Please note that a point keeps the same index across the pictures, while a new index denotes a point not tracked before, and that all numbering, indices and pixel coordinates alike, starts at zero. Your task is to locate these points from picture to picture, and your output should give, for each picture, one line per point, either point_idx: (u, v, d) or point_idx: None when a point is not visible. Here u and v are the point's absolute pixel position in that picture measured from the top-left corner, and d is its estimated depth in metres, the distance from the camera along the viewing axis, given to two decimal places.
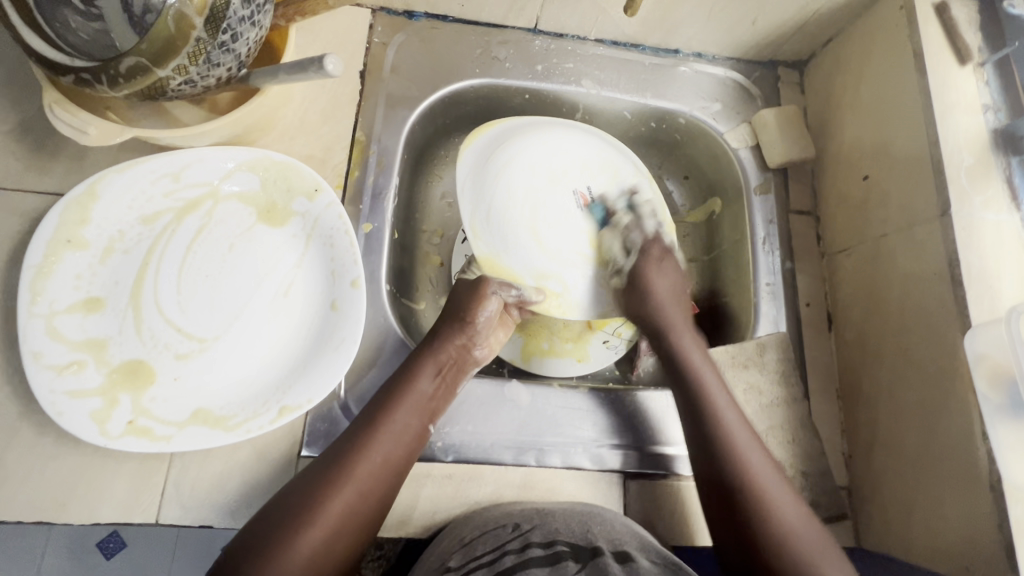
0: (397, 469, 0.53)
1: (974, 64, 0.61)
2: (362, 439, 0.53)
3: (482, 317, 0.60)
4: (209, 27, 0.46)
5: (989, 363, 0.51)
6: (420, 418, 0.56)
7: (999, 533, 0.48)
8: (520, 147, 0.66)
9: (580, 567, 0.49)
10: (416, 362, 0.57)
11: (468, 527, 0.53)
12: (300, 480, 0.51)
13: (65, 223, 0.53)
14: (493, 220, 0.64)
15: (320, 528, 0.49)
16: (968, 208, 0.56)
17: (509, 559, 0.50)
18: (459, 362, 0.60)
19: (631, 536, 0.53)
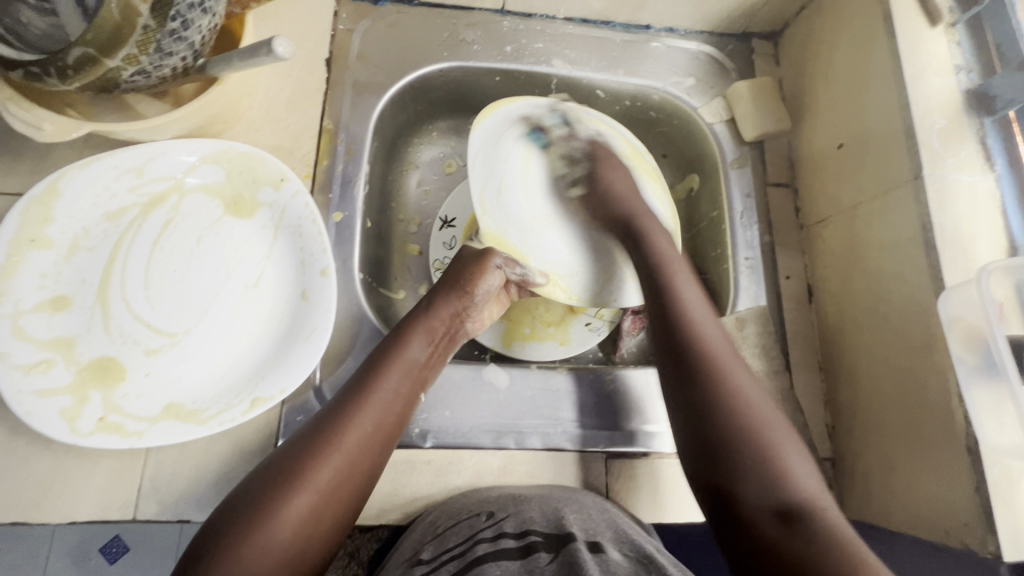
0: (387, 437, 0.52)
1: (945, 25, 0.61)
2: (355, 408, 0.51)
3: (485, 286, 0.59)
4: (156, 14, 0.45)
5: (962, 324, 0.50)
6: (410, 387, 0.54)
7: (976, 495, 0.48)
8: (539, 129, 0.68)
9: (551, 557, 0.48)
10: (410, 330, 0.56)
11: (444, 517, 0.53)
12: (286, 453, 0.48)
13: (27, 222, 0.52)
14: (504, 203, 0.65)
15: (308, 497, 0.46)
16: (941, 170, 0.56)
17: (481, 548, 0.50)
18: (451, 331, 0.59)
19: (605, 526, 0.52)
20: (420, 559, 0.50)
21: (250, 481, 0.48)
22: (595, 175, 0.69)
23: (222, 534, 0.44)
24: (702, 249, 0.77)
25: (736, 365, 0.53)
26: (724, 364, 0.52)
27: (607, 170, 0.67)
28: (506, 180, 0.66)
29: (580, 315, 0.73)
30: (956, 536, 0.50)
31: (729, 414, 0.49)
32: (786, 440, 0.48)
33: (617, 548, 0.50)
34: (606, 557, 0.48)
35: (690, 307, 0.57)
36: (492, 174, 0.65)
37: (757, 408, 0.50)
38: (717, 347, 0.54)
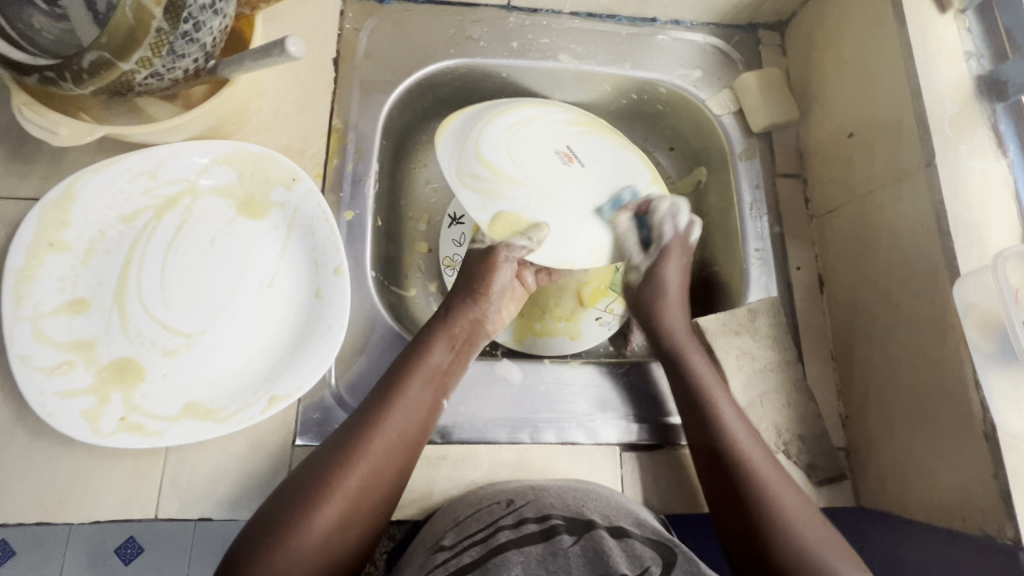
0: (413, 443, 0.52)
1: (955, 11, 0.60)
2: (375, 413, 0.52)
3: (489, 282, 0.61)
4: (169, 16, 0.45)
5: (979, 312, 0.50)
6: (433, 392, 0.55)
7: (995, 481, 0.48)
8: (496, 126, 0.63)
9: (575, 539, 0.49)
10: (430, 336, 0.58)
11: (463, 507, 0.54)
12: (313, 460, 0.50)
13: (45, 226, 0.53)
14: (500, 186, 0.61)
15: (337, 502, 0.48)
16: (953, 157, 0.55)
17: (504, 534, 0.50)
18: (471, 335, 0.60)
19: (625, 513, 0.53)
20: (443, 545, 0.50)
21: (285, 485, 0.49)
22: (567, 145, 0.64)
23: (255, 537, 0.46)
24: (712, 240, 0.77)
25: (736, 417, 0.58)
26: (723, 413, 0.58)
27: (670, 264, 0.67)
28: (494, 164, 0.61)
29: (590, 308, 0.74)
30: (974, 523, 0.50)
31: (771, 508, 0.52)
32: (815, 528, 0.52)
33: (639, 534, 0.50)
34: (631, 541, 0.49)
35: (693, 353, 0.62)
36: (480, 166, 0.61)
37: (751, 449, 0.56)
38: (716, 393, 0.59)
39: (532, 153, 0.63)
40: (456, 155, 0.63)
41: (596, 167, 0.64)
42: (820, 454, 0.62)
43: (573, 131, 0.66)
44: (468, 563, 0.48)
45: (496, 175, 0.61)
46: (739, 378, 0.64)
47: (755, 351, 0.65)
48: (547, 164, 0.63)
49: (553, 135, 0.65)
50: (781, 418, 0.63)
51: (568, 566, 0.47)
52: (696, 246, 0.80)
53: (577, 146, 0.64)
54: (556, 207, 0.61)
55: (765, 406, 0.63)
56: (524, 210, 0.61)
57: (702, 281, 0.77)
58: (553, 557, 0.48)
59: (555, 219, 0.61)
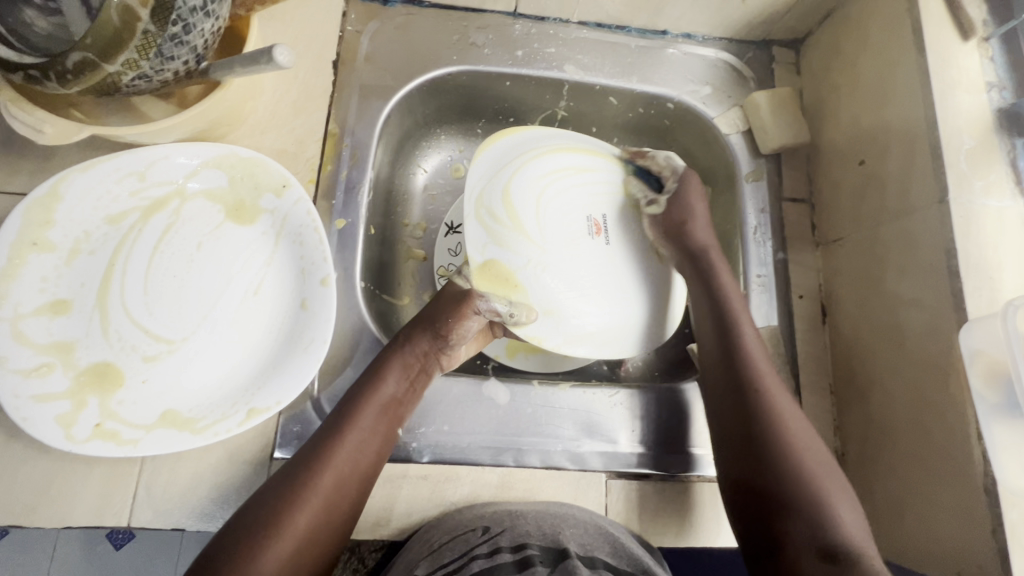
0: (365, 474, 0.51)
1: (978, 39, 0.58)
2: (327, 447, 0.51)
3: (461, 327, 0.58)
4: (157, 18, 0.44)
5: (985, 359, 0.48)
6: (385, 425, 0.54)
7: (993, 538, 0.46)
8: (538, 165, 0.63)
9: (548, 570, 0.49)
10: (384, 366, 0.56)
11: (438, 532, 0.53)
12: (265, 494, 0.48)
13: (29, 225, 0.52)
14: (509, 233, 0.60)
15: (285, 544, 0.46)
16: (967, 193, 0.53)
17: (476, 564, 0.50)
18: (429, 368, 0.58)
19: (603, 541, 0.53)
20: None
21: (231, 522, 0.47)
22: (604, 215, 0.64)
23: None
24: None
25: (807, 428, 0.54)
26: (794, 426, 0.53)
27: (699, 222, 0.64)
28: (515, 212, 0.60)
29: None
30: None
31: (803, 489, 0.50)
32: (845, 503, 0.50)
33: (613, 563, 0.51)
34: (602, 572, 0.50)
35: (762, 367, 0.57)
36: (499, 203, 0.60)
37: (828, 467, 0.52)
38: (779, 396, 0.55)
39: (560, 211, 0.62)
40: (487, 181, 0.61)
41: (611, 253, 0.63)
42: None
43: (614, 203, 0.65)
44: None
45: (511, 221, 0.60)
46: None
47: None
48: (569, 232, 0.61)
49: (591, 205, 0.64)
50: None
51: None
52: None
53: (611, 222, 0.64)
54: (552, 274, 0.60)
55: None
56: (520, 266, 0.59)
57: None
58: None
59: (543, 291, 0.59)
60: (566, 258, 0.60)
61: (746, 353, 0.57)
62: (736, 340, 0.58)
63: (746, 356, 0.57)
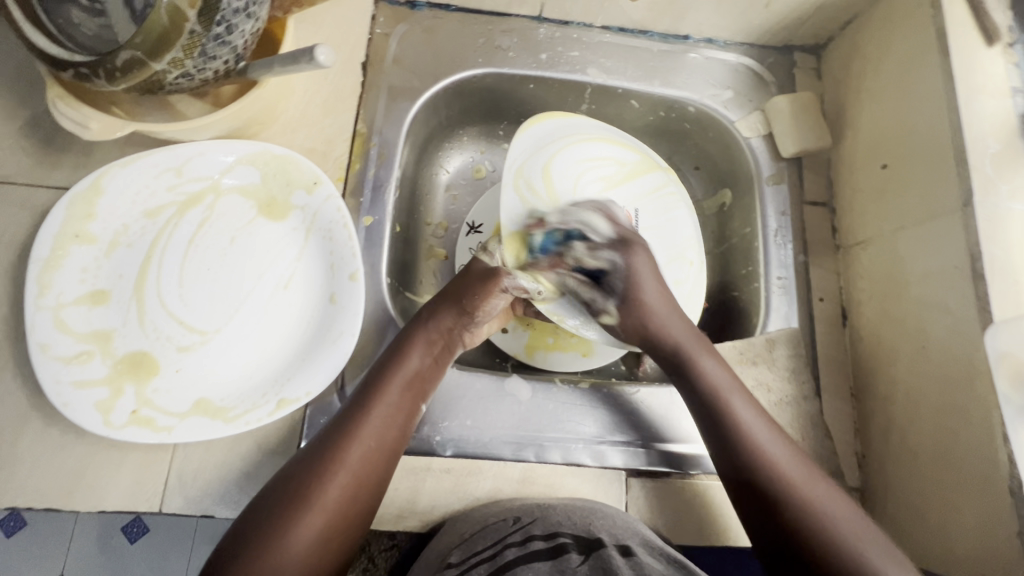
0: (392, 448, 0.52)
1: (1003, 45, 0.58)
2: (354, 421, 0.51)
3: (486, 305, 0.59)
4: (203, 18, 0.46)
5: (1011, 361, 0.48)
6: (411, 399, 0.55)
7: (1018, 539, 0.46)
8: (581, 149, 0.67)
9: (582, 559, 0.49)
10: (408, 344, 0.56)
11: (468, 523, 0.54)
12: (294, 465, 0.50)
13: (72, 217, 0.54)
14: (550, 211, 0.64)
15: (316, 514, 0.47)
16: (992, 197, 0.53)
17: (511, 552, 0.50)
18: (451, 344, 0.59)
19: (632, 533, 0.53)
20: (450, 562, 0.51)
21: (264, 494, 0.49)
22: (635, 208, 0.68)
23: (240, 546, 0.46)
24: (733, 265, 0.76)
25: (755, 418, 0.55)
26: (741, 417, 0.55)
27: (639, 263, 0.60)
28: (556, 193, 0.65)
29: None
30: None
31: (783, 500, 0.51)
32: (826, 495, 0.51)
33: (645, 552, 0.50)
34: (638, 558, 0.49)
35: (704, 366, 0.58)
36: (538, 176, 0.65)
37: (783, 455, 0.53)
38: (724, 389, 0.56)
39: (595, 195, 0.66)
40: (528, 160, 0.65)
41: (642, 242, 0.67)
42: None
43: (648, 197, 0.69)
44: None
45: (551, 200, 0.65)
46: None
47: (771, 383, 0.64)
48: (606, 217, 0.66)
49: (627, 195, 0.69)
50: None
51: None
52: (718, 269, 0.78)
53: (642, 215, 0.68)
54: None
55: None
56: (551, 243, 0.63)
57: (720, 305, 0.76)
58: None
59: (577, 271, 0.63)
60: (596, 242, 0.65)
61: (675, 357, 0.59)
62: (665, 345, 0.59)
63: (682, 359, 0.59)
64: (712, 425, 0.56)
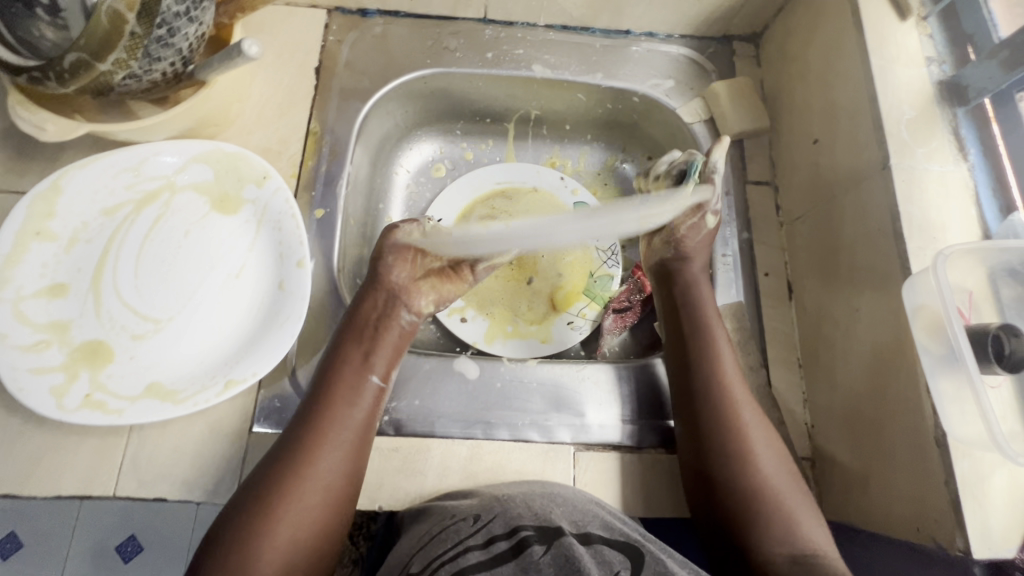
0: (360, 426, 0.54)
1: (915, 18, 0.60)
2: (316, 408, 0.53)
3: (398, 268, 0.60)
4: (142, 20, 0.49)
5: (926, 313, 0.48)
6: (367, 376, 0.56)
7: (946, 489, 0.47)
8: None
9: (545, 548, 0.47)
10: (345, 335, 0.57)
11: (424, 528, 0.52)
12: (261, 467, 0.51)
13: (33, 216, 0.57)
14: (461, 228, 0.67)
15: (297, 504, 0.48)
16: (909, 159, 0.55)
17: (473, 553, 0.48)
18: (384, 324, 0.59)
19: (593, 517, 0.52)
20: (410, 572, 0.48)
21: (231, 503, 0.49)
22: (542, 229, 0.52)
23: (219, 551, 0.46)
24: None
25: (780, 466, 0.54)
26: (755, 444, 0.54)
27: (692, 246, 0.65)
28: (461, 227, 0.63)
29: (563, 313, 0.76)
30: (927, 534, 0.48)
31: (749, 483, 0.53)
32: (805, 510, 0.52)
33: (605, 536, 0.50)
34: (599, 547, 0.48)
35: (758, 440, 0.55)
36: None
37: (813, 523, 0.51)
38: (743, 405, 0.56)
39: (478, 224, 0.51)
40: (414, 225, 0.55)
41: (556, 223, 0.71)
42: None
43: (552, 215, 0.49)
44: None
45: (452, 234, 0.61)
46: None
47: None
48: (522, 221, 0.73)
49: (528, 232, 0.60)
50: None
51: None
52: None
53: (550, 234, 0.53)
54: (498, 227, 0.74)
55: None
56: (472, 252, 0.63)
57: None
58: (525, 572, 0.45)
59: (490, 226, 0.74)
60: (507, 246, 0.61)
61: (715, 369, 0.58)
62: (703, 338, 0.60)
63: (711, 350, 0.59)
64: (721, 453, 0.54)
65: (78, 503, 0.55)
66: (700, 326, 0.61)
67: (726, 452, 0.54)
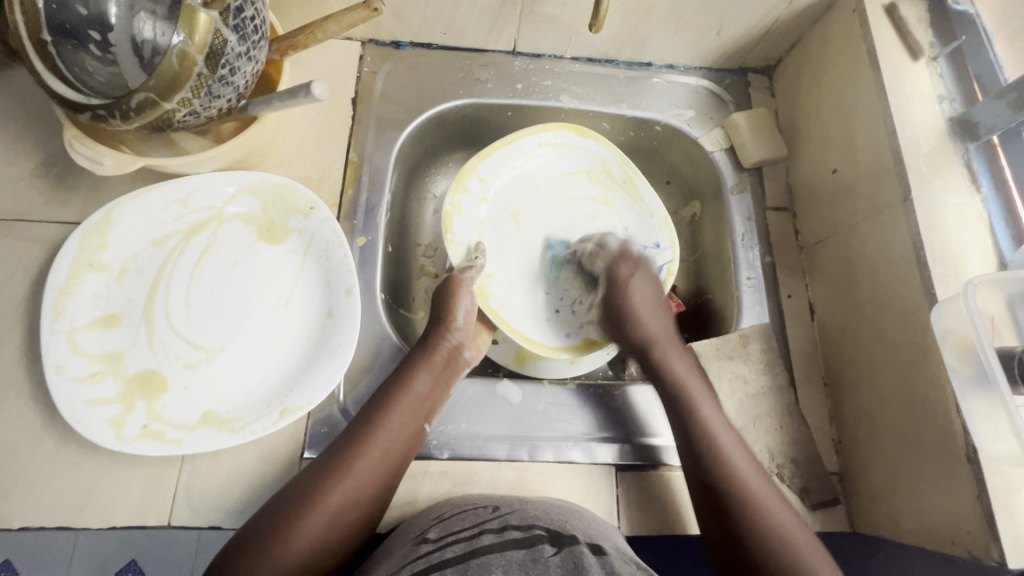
0: (396, 464, 0.55)
1: (926, 59, 0.65)
2: (359, 438, 0.54)
3: (461, 310, 0.64)
4: (209, 63, 0.51)
5: (955, 337, 0.52)
6: (417, 419, 0.58)
7: (978, 503, 0.50)
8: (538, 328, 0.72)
9: (556, 549, 0.47)
10: (413, 366, 0.60)
11: (447, 508, 0.54)
12: (298, 481, 0.52)
13: (85, 248, 0.58)
14: (475, 232, 0.72)
15: (317, 524, 0.50)
16: (928, 191, 0.59)
17: (486, 537, 0.49)
18: (450, 364, 0.63)
19: (606, 537, 0.51)
20: (427, 537, 0.50)
21: (254, 519, 0.50)
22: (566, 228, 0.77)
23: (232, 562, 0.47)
24: (707, 271, 0.81)
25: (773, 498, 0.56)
26: (744, 475, 0.57)
27: (633, 281, 0.70)
28: (493, 265, 0.72)
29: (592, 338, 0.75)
30: (961, 545, 0.51)
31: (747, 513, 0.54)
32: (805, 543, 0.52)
33: (617, 554, 0.48)
34: (609, 558, 0.46)
35: (748, 474, 0.57)
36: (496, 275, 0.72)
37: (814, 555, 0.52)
38: (726, 436, 0.59)
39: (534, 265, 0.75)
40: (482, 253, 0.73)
41: (556, 190, 0.77)
42: (813, 478, 0.64)
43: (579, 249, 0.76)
44: (450, 558, 0.46)
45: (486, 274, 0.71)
46: (732, 401, 0.67)
47: (746, 375, 0.68)
48: (527, 180, 0.77)
49: (582, 330, 0.72)
50: (774, 442, 0.65)
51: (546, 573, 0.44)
52: (693, 277, 0.84)
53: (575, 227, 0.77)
54: (494, 180, 0.75)
55: (757, 431, 0.65)
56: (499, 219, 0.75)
57: (696, 309, 0.81)
58: (534, 564, 0.45)
59: (492, 179, 0.75)
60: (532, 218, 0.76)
61: (692, 403, 0.62)
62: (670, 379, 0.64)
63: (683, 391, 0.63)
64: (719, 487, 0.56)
65: (74, 537, 0.55)
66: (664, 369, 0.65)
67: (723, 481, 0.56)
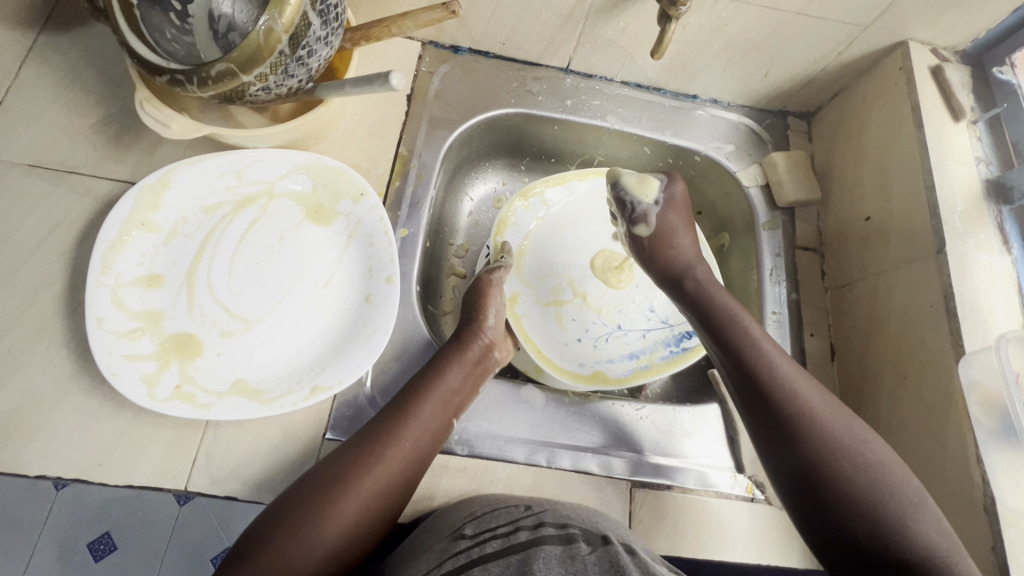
0: (425, 453, 0.55)
1: (967, 121, 0.68)
2: (390, 426, 0.55)
3: (491, 311, 0.66)
4: (291, 44, 0.53)
5: (981, 389, 0.54)
6: (447, 413, 0.58)
7: (993, 554, 0.51)
8: (557, 350, 0.73)
9: (591, 549, 0.47)
10: (445, 361, 0.60)
11: (481, 505, 0.54)
12: (329, 461, 0.53)
13: (139, 206, 0.59)
14: (520, 243, 0.77)
15: (350, 504, 0.50)
16: (962, 247, 0.61)
17: (523, 534, 0.49)
18: (482, 362, 0.63)
19: (636, 540, 0.52)
20: (463, 533, 0.50)
21: (291, 491, 0.51)
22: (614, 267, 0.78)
23: (268, 533, 0.48)
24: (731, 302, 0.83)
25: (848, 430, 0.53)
26: (813, 409, 0.54)
27: (677, 229, 0.67)
28: (529, 275, 0.76)
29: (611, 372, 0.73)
30: None
31: (817, 442, 0.52)
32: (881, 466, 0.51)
33: (648, 557, 0.49)
34: (642, 559, 0.47)
35: (817, 409, 0.54)
36: (528, 287, 0.75)
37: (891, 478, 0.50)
38: (798, 383, 0.56)
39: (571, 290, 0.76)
40: (525, 263, 0.76)
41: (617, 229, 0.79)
42: None
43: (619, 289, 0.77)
44: (491, 553, 0.47)
45: (519, 279, 0.75)
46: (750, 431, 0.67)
47: None
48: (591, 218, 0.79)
49: (597, 363, 0.73)
50: None
51: (584, 572, 0.45)
52: None
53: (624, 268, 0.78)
54: (555, 204, 0.79)
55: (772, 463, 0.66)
56: (543, 239, 0.78)
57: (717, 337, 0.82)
58: (571, 562, 0.46)
59: (556, 202, 0.79)
60: (581, 245, 0.78)
61: (732, 323, 0.60)
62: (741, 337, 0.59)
63: (751, 341, 0.59)
64: (782, 418, 0.54)
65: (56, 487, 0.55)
66: (731, 329, 0.60)
67: (821, 442, 0.52)
